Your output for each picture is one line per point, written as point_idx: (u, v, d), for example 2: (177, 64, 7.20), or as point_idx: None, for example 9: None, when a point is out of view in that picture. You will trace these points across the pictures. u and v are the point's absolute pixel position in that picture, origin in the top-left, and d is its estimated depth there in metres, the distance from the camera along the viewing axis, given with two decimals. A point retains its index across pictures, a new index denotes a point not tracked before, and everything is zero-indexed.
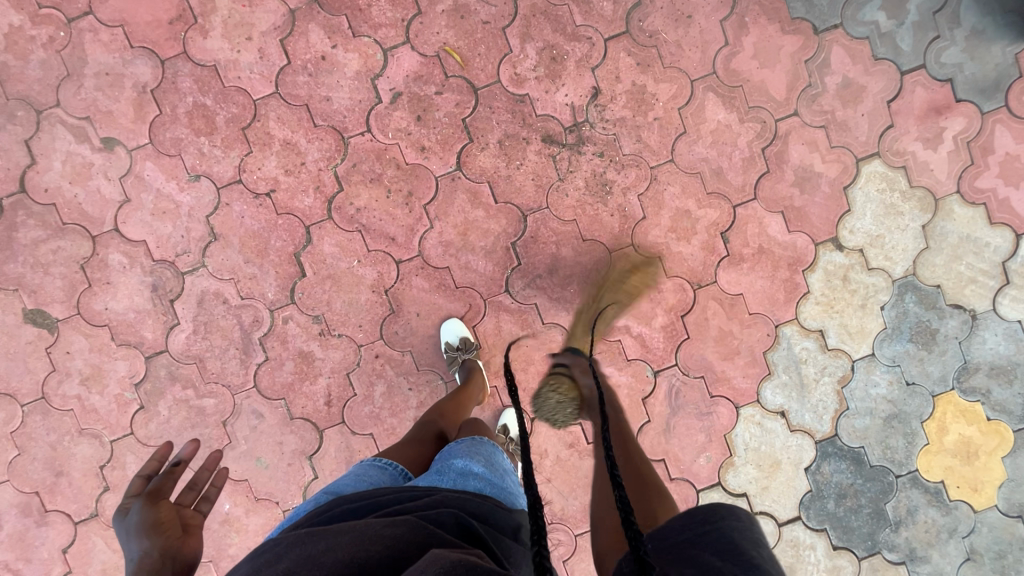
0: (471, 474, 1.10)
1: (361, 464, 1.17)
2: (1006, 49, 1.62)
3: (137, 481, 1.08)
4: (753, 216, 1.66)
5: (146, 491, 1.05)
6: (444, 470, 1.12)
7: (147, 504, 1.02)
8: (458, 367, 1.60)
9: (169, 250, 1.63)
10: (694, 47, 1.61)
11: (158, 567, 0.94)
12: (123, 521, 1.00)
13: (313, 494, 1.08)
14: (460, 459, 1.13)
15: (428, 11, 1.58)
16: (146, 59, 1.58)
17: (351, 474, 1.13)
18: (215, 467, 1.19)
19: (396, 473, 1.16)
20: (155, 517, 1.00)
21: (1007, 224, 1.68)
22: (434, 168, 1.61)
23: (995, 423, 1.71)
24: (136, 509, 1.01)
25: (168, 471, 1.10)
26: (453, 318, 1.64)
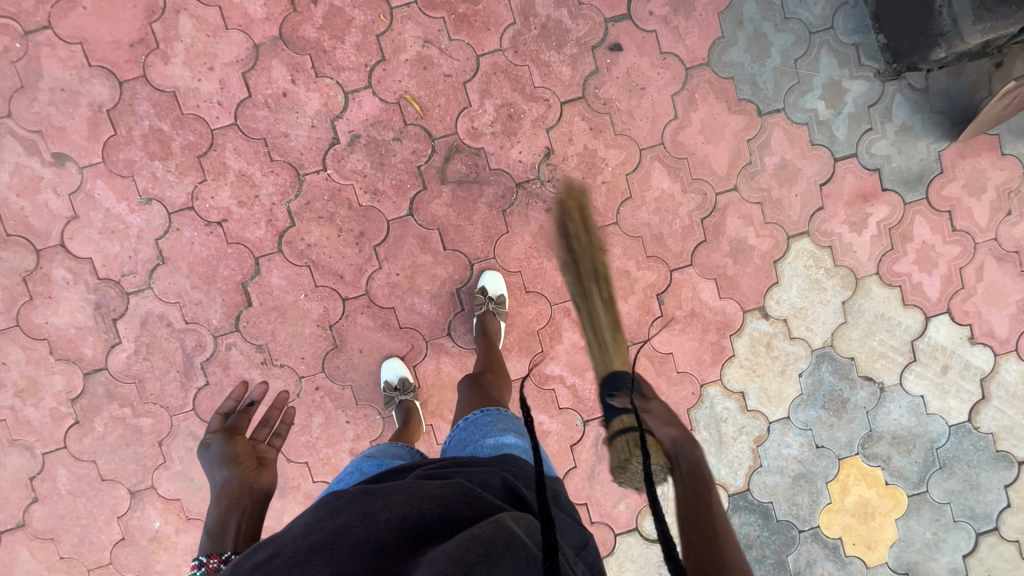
0: (506, 447, 1.09)
1: (381, 445, 1.23)
2: (930, 146, 1.75)
3: (218, 417, 1.23)
4: (688, 281, 1.76)
5: (225, 427, 1.19)
6: (477, 451, 1.11)
7: (226, 440, 1.15)
8: (396, 406, 1.66)
9: (114, 269, 1.64)
10: (645, 118, 1.69)
11: (237, 494, 1.06)
12: (208, 451, 1.16)
13: (349, 467, 1.15)
14: (492, 436, 1.12)
15: (392, 59, 1.62)
16: (103, 79, 1.58)
17: (376, 451, 1.19)
18: (282, 406, 1.29)
19: (412, 451, 1.22)
20: (232, 451, 1.13)
21: (917, 306, 1.81)
22: (386, 212, 1.66)
23: (892, 488, 1.85)
24: (216, 442, 1.16)
25: (243, 411, 1.24)
26: (394, 356, 1.69)
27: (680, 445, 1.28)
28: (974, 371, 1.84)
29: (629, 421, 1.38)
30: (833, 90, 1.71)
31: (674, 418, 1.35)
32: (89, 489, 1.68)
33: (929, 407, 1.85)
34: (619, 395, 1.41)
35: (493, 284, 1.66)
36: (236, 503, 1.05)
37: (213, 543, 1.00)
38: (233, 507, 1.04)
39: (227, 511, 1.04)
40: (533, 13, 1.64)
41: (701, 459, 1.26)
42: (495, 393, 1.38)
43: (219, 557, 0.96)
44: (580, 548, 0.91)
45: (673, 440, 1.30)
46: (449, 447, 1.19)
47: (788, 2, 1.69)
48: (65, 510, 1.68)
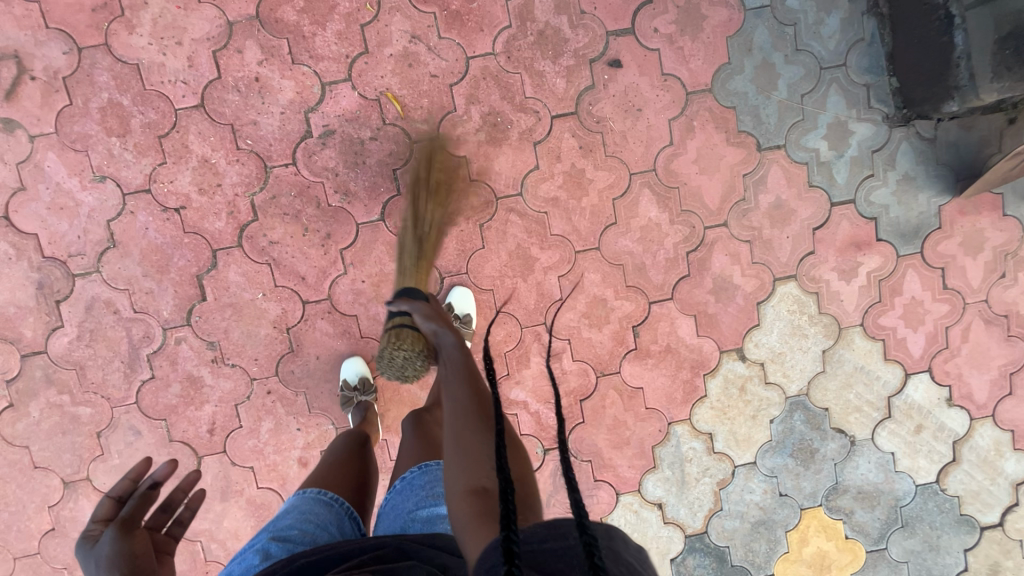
0: (438, 522, 1.06)
1: (303, 500, 1.12)
2: (931, 200, 1.67)
3: (106, 503, 0.98)
4: (666, 316, 1.69)
5: (117, 520, 0.95)
6: (410, 525, 1.05)
7: (118, 537, 0.91)
8: (352, 408, 1.58)
9: (61, 248, 1.54)
10: (638, 142, 1.60)
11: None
12: (92, 553, 0.90)
13: (257, 543, 1.04)
14: (425, 506, 1.07)
15: (376, 52, 1.51)
16: (61, 43, 1.46)
17: (292, 518, 1.07)
18: (189, 488, 1.08)
19: (341, 513, 1.12)
20: (128, 554, 0.90)
21: (898, 361, 1.76)
22: (356, 215, 1.56)
23: (852, 542, 1.82)
24: (105, 541, 0.91)
25: (143, 495, 0.99)
26: (355, 355, 1.61)
27: (445, 336, 1.20)
28: (948, 434, 1.80)
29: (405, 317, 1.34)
30: (837, 131, 1.63)
31: (441, 317, 1.26)
32: (20, 476, 1.60)
33: (898, 465, 1.81)
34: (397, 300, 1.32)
35: (461, 302, 1.58)
36: None
37: None
38: None
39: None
40: (531, 18, 1.53)
41: (455, 347, 1.17)
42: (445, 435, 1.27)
43: None
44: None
45: (451, 344, 1.18)
46: (382, 512, 1.13)
47: (801, 33, 1.58)
48: None
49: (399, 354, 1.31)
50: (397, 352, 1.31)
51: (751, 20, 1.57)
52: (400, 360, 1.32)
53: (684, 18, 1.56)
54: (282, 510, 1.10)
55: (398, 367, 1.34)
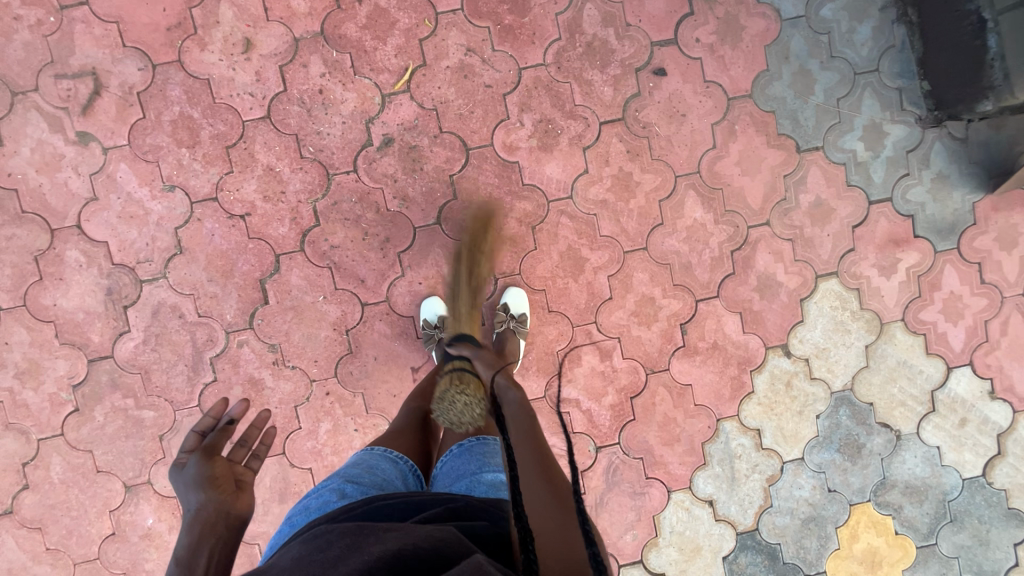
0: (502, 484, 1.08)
1: (372, 455, 1.20)
2: (965, 197, 1.74)
3: (192, 436, 1.09)
4: (712, 313, 1.73)
5: (201, 447, 1.05)
6: (474, 484, 1.08)
7: (203, 459, 1.01)
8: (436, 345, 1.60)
9: (130, 255, 1.59)
10: (683, 145, 1.67)
11: (213, 520, 0.92)
12: (181, 474, 1.00)
13: (332, 484, 1.10)
14: (489, 469, 1.11)
15: (433, 64, 1.59)
16: (136, 61, 1.54)
17: (363, 469, 1.14)
18: (264, 425, 1.16)
19: (403, 470, 1.17)
20: (210, 471, 0.99)
21: (940, 355, 1.79)
22: (414, 219, 1.62)
23: (901, 538, 1.83)
24: (193, 463, 1.01)
25: (223, 429, 1.10)
26: (433, 296, 1.64)
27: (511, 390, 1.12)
28: (992, 426, 1.83)
29: (462, 363, 1.39)
30: (873, 132, 1.70)
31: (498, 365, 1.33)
32: (82, 480, 1.62)
33: (944, 458, 1.83)
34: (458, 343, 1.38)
35: (515, 302, 1.62)
36: (211, 530, 0.91)
37: None
38: (207, 533, 0.91)
39: (201, 538, 0.90)
40: (579, 31, 1.62)
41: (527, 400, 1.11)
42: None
43: None
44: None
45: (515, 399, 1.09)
46: (441, 474, 1.16)
47: (835, 40, 1.66)
48: (55, 499, 1.62)
49: (459, 398, 1.29)
50: (459, 396, 1.30)
51: (788, 30, 1.65)
52: (459, 405, 1.28)
53: (724, 28, 1.64)
54: (354, 461, 1.18)
55: (455, 411, 1.28)
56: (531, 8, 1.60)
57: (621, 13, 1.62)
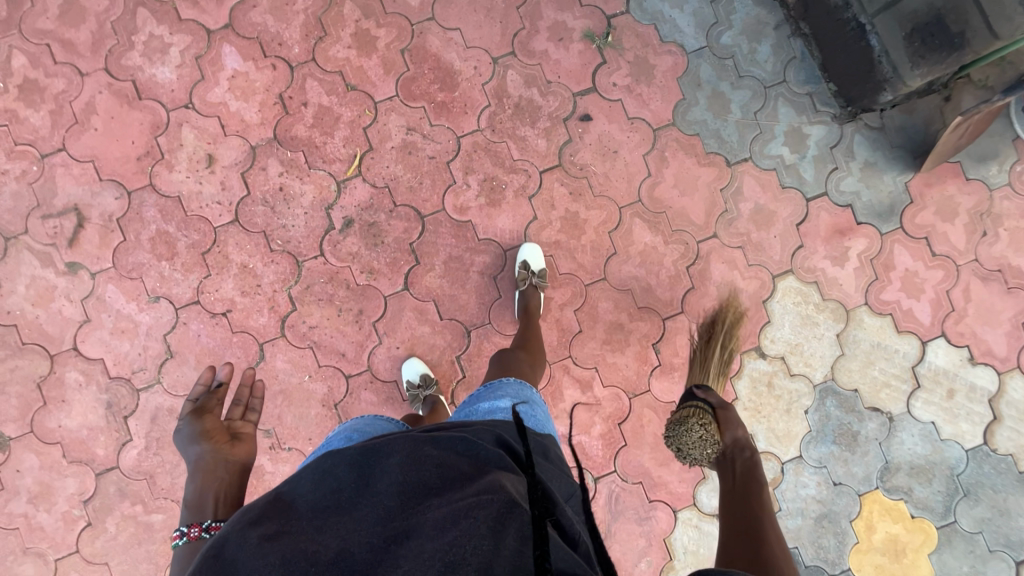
0: (496, 410, 1.26)
1: (367, 419, 1.39)
2: (896, 178, 1.83)
3: (188, 402, 1.27)
4: (681, 329, 1.79)
5: (193, 408, 1.24)
6: (474, 414, 1.28)
7: (193, 418, 1.20)
8: (421, 403, 1.67)
9: (125, 367, 1.69)
10: (620, 179, 1.78)
11: (212, 467, 1.09)
12: (179, 433, 1.19)
13: (340, 435, 1.31)
14: (486, 401, 1.29)
15: (379, 147, 1.74)
16: (113, 191, 1.70)
17: (366, 423, 1.33)
18: (249, 380, 1.28)
19: (399, 425, 1.37)
20: (202, 428, 1.17)
21: (911, 332, 1.83)
22: (383, 288, 1.73)
23: (919, 521, 1.80)
24: (186, 423, 1.20)
25: (213, 392, 1.29)
26: (413, 357, 1.72)
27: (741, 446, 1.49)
28: (981, 393, 1.83)
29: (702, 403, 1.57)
30: (794, 136, 1.82)
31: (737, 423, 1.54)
32: None
33: (942, 433, 1.83)
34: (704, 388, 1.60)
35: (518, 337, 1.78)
36: (210, 476, 1.08)
37: (191, 514, 1.02)
38: (209, 478, 1.08)
39: (203, 484, 1.07)
40: (506, 95, 1.77)
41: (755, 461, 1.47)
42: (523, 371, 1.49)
43: (200, 525, 0.99)
44: (565, 501, 1.00)
45: (748, 456, 1.48)
46: None
47: (740, 62, 1.81)
48: None
49: (698, 430, 1.53)
50: (696, 427, 1.53)
51: (695, 60, 1.80)
52: (695, 439, 1.54)
53: (636, 70, 1.79)
54: (356, 421, 1.38)
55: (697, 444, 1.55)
56: (459, 83, 1.77)
57: (541, 73, 1.78)
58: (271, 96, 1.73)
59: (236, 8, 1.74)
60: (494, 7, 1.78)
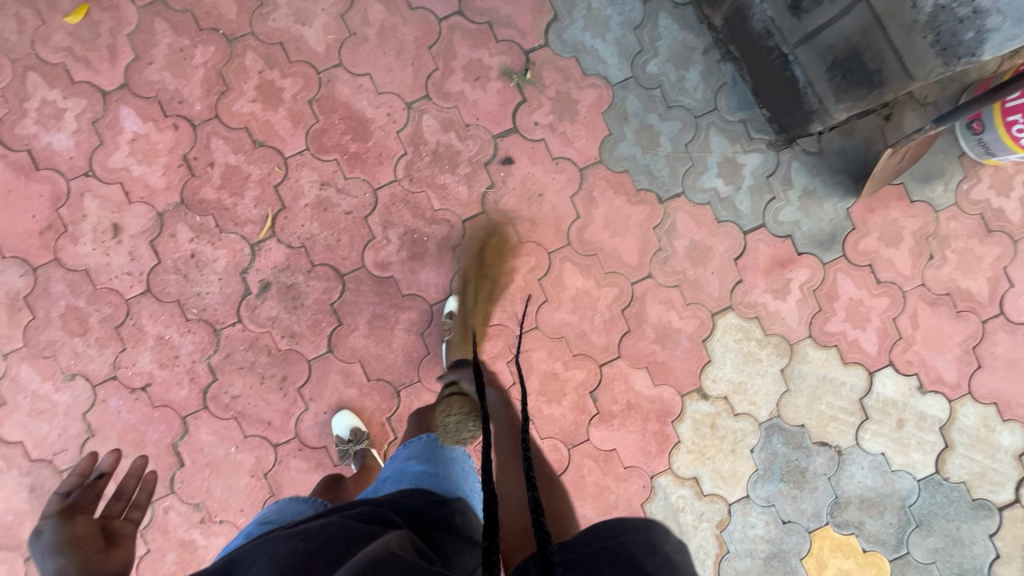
0: (406, 478, 1.11)
1: (279, 502, 1.19)
2: (837, 205, 1.75)
3: (54, 499, 1.01)
4: (619, 374, 1.73)
5: (61, 508, 0.98)
6: (385, 481, 1.14)
7: (62, 520, 0.94)
8: (352, 458, 1.63)
9: (45, 449, 1.64)
10: (548, 223, 1.71)
11: None
12: (37, 541, 0.91)
13: (245, 530, 1.13)
14: (398, 467, 1.15)
15: (292, 205, 1.67)
16: (18, 268, 1.63)
17: (274, 510, 1.16)
18: (139, 473, 1.13)
19: (315, 504, 1.20)
20: (72, 532, 0.92)
21: (858, 362, 1.77)
22: (306, 352, 1.67)
23: (871, 555, 1.76)
24: (49, 527, 0.93)
25: (89, 485, 1.06)
26: (344, 409, 1.66)
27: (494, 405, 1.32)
28: (932, 421, 1.78)
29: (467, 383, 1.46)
30: (728, 166, 1.73)
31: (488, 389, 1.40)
32: None
33: (893, 464, 1.78)
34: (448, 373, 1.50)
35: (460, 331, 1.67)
36: None
37: None
38: None
39: None
40: (423, 141, 1.69)
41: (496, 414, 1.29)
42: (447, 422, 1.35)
43: None
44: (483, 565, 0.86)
45: (495, 398, 1.37)
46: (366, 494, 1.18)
47: (668, 92, 1.72)
48: None
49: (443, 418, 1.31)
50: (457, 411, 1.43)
51: (620, 93, 1.71)
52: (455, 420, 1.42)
53: (559, 106, 1.71)
54: (264, 509, 1.18)
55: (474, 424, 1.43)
56: (372, 132, 1.68)
57: (458, 116, 1.69)
58: (174, 158, 1.65)
59: (131, 66, 1.65)
60: (404, 48, 1.69)
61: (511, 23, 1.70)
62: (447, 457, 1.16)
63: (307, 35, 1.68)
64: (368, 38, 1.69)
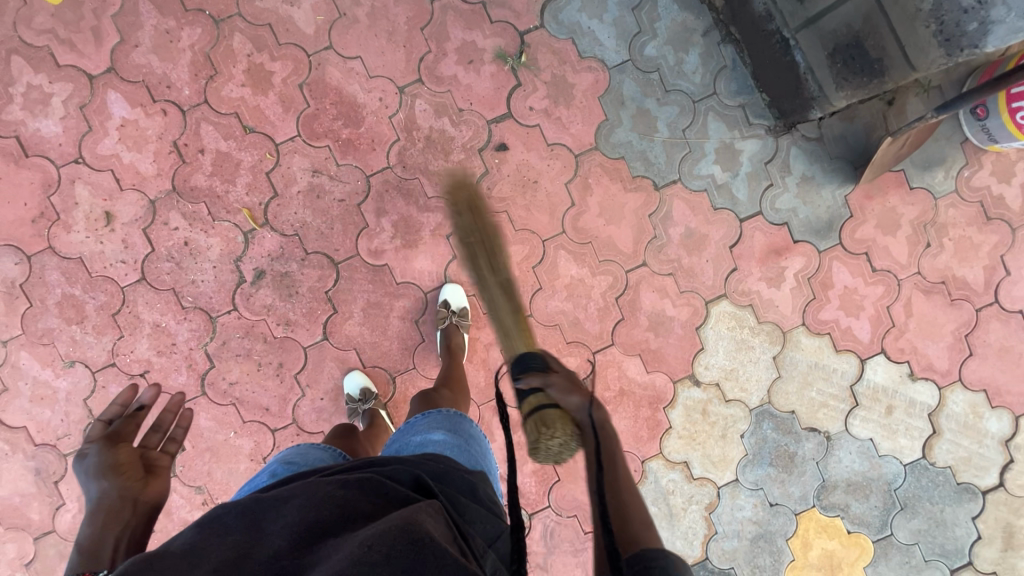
0: (431, 444, 1.09)
1: (298, 446, 1.16)
2: (835, 192, 1.73)
3: (99, 426, 1.09)
4: (612, 362, 1.75)
5: (105, 435, 1.06)
6: (404, 447, 1.12)
7: (104, 447, 1.02)
8: (360, 417, 1.65)
9: (49, 433, 1.68)
10: (542, 210, 1.70)
11: (117, 508, 0.93)
12: (83, 463, 1.01)
13: (266, 468, 1.09)
14: (420, 433, 1.13)
15: (285, 193, 1.65)
16: (12, 256, 1.63)
17: (296, 453, 1.13)
18: (177, 408, 1.16)
19: (335, 454, 1.17)
20: (113, 460, 1.00)
21: (851, 350, 1.78)
22: (301, 339, 1.68)
23: (855, 536, 1.80)
24: (94, 452, 1.02)
25: (130, 417, 1.12)
26: (355, 369, 1.69)
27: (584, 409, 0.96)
28: (921, 408, 1.80)
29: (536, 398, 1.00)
30: (726, 153, 1.71)
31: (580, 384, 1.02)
32: None
33: (880, 449, 1.81)
34: (523, 375, 1.04)
35: (454, 297, 1.66)
36: (115, 518, 0.92)
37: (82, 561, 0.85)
38: (112, 519, 0.91)
39: (104, 526, 0.90)
40: (416, 127, 1.66)
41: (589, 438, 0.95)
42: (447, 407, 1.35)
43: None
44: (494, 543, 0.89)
45: (593, 422, 0.96)
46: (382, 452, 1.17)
47: (666, 75, 1.68)
48: None
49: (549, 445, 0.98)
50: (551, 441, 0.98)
51: (617, 76, 1.67)
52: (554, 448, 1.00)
53: (554, 91, 1.67)
54: (286, 450, 1.16)
55: (553, 453, 1.01)
56: (364, 117, 1.65)
57: (451, 101, 1.66)
58: (164, 144, 1.63)
59: (117, 49, 1.61)
60: (396, 29, 1.65)
61: (505, 3, 1.65)
62: (467, 433, 1.16)
63: (295, 16, 1.64)
64: (358, 19, 1.64)
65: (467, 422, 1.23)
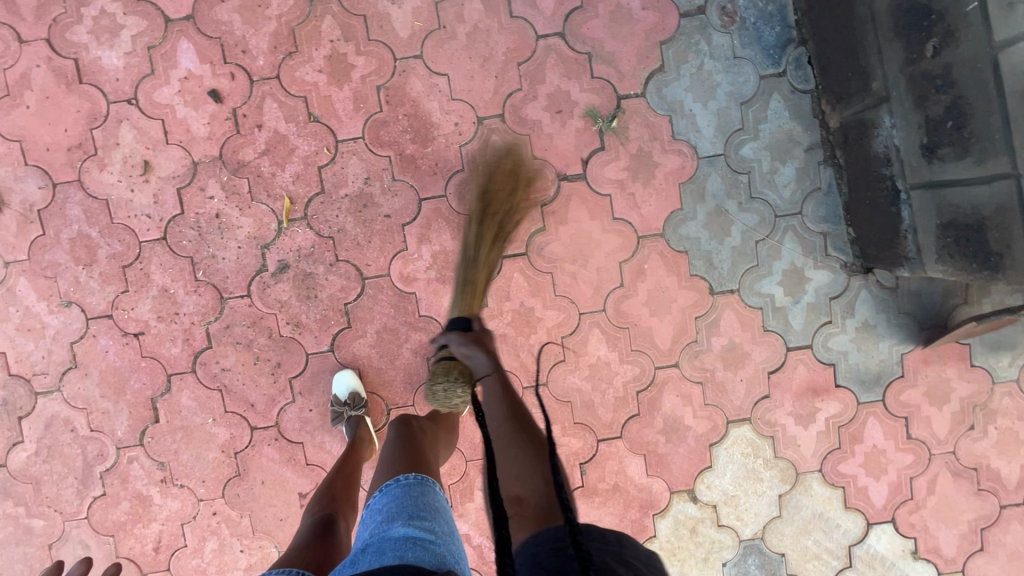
0: (388, 547, 0.97)
1: None
2: (893, 348, 1.63)
3: None
4: (614, 455, 1.66)
5: None
6: (365, 547, 1.00)
7: None
8: (344, 422, 1.54)
9: (26, 367, 1.60)
10: (588, 283, 1.60)
11: None
12: None
13: None
14: (377, 532, 1.01)
15: (331, 192, 1.56)
16: (37, 179, 1.55)
17: None
18: None
19: (294, 571, 0.98)
20: None
21: (859, 510, 1.68)
22: (306, 344, 1.60)
23: None
24: None
25: None
26: (348, 369, 1.59)
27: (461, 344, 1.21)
28: None
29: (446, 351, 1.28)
30: (793, 276, 1.60)
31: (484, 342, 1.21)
32: None
33: None
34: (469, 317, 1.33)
35: None
36: None
37: None
38: None
39: None
40: None
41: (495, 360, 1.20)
42: (433, 454, 1.28)
43: None
44: None
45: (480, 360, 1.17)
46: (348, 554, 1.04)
47: (755, 181, 1.57)
48: None
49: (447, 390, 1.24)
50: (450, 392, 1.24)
51: (704, 168, 1.57)
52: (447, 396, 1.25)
53: (636, 165, 1.57)
54: None
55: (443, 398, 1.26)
56: (434, 138, 1.56)
57: (528, 146, 1.56)
58: (223, 109, 1.54)
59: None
60: (492, 57, 1.55)
61: (612, 61, 1.55)
62: (430, 519, 1.05)
63: (394, 16, 1.54)
64: (457, 36, 1.54)
65: (433, 490, 1.15)
